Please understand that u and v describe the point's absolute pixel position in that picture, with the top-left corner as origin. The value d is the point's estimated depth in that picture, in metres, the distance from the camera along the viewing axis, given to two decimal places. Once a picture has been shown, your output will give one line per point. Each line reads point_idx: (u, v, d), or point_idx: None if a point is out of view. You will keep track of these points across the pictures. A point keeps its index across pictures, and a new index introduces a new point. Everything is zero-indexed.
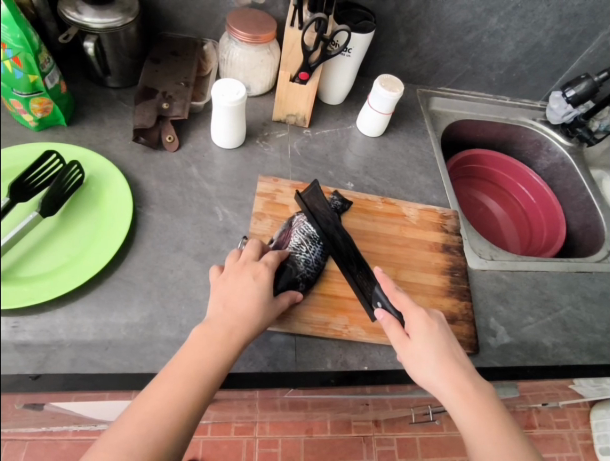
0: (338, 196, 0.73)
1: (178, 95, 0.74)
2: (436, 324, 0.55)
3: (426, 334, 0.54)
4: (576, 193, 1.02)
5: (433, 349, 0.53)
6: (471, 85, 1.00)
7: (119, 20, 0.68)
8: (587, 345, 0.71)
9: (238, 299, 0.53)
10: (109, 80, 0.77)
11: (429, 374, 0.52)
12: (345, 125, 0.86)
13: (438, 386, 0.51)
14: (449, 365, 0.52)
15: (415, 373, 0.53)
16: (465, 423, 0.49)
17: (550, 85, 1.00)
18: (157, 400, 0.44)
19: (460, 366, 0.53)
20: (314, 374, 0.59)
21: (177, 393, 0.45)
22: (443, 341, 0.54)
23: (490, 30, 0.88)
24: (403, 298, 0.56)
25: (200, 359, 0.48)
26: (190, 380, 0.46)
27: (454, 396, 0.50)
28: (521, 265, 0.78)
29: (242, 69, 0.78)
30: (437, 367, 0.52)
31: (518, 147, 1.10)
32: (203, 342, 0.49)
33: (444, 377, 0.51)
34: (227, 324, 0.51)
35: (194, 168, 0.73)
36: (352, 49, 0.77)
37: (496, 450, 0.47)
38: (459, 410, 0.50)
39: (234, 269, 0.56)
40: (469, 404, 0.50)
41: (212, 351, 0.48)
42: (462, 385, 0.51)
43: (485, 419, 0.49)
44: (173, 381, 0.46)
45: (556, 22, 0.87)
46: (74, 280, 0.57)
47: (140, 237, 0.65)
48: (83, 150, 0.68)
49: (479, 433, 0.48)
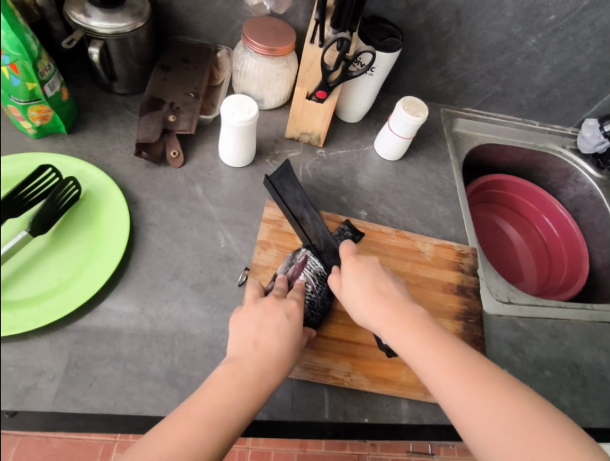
0: (349, 227, 0.68)
1: (186, 107, 0.69)
2: (362, 264, 0.57)
3: (353, 275, 0.56)
4: (603, 229, 0.96)
5: (360, 284, 0.55)
6: (499, 108, 0.94)
7: (129, 25, 0.64)
8: (607, 406, 0.66)
9: (269, 339, 0.49)
10: (115, 86, 0.73)
11: (361, 311, 0.54)
12: (361, 145, 0.81)
13: (370, 323, 0.53)
14: (376, 296, 0.54)
15: (353, 316, 0.55)
16: (398, 342, 0.50)
17: (585, 112, 0.94)
18: (173, 440, 0.40)
19: (386, 296, 0.54)
20: (311, 425, 0.55)
21: (196, 435, 0.40)
22: (369, 277, 0.56)
23: (526, 51, 0.81)
24: (343, 249, 0.59)
25: (222, 403, 0.43)
26: (211, 424, 0.41)
27: (383, 321, 0.52)
28: (540, 311, 0.73)
29: (255, 81, 0.73)
30: (364, 300, 0.54)
31: (544, 175, 1.03)
32: (229, 383, 0.44)
33: (370, 310, 0.53)
34: (258, 365, 0.46)
35: (198, 186, 0.69)
36: (376, 69, 0.72)
37: (426, 363, 0.48)
38: (387, 333, 0.51)
39: (265, 303, 0.52)
40: (396, 329, 0.51)
41: (238, 396, 0.44)
42: (390, 309, 0.52)
43: (411, 336, 0.50)
44: (194, 425, 0.41)
45: (598, 48, 0.80)
46: (63, 309, 0.53)
47: (136, 262, 0.61)
48: (82, 163, 0.64)
49: (408, 351, 0.49)
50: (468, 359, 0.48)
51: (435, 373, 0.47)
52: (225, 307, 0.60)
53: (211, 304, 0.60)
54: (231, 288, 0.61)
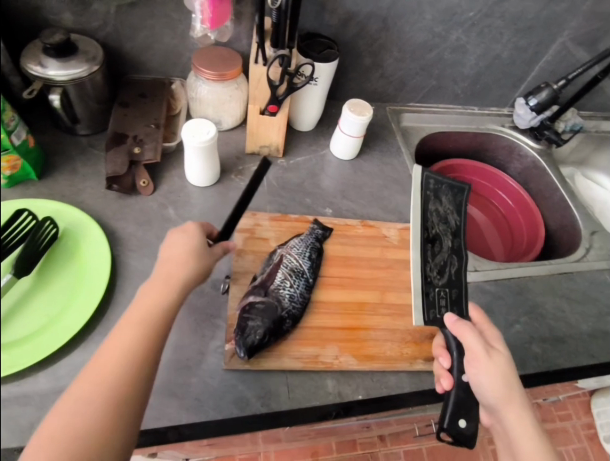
0: (434, 176, 0.65)
1: (149, 137, 0.74)
2: (502, 340, 0.59)
3: (499, 347, 0.58)
4: (550, 193, 1.05)
5: (506, 357, 0.56)
6: (439, 99, 1.02)
7: (85, 69, 0.68)
8: (576, 347, 0.72)
9: (176, 257, 0.52)
10: (79, 128, 0.77)
11: (508, 378, 0.55)
12: (318, 150, 0.87)
13: (492, 399, 0.54)
14: (516, 377, 0.56)
15: (474, 384, 0.56)
16: (512, 425, 0.53)
17: (514, 92, 1.03)
18: (72, 406, 0.40)
19: (518, 388, 0.55)
20: (310, 410, 0.59)
21: (97, 393, 0.40)
22: (509, 366, 0.56)
23: (451, 46, 0.90)
24: (463, 327, 0.58)
25: (120, 336, 0.44)
26: (112, 360, 0.42)
27: (519, 404, 0.54)
28: (504, 274, 0.79)
29: (211, 105, 0.79)
30: (499, 381, 0.54)
31: (491, 154, 1.12)
32: (131, 322, 0.45)
33: (502, 395, 0.54)
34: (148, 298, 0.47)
35: (170, 209, 0.73)
36: (319, 78, 0.78)
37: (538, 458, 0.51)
38: (507, 410, 0.54)
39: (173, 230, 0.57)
40: (518, 422, 0.53)
41: (141, 331, 0.45)
42: (519, 408, 0.54)
43: (528, 431, 0.53)
44: (98, 369, 0.42)
45: (512, 35, 0.90)
46: (59, 340, 0.56)
47: (121, 287, 0.64)
48: (55, 203, 0.67)
49: (522, 440, 0.52)
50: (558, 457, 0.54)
51: None
52: (213, 316, 0.63)
53: (199, 314, 0.63)
54: (216, 297, 0.65)
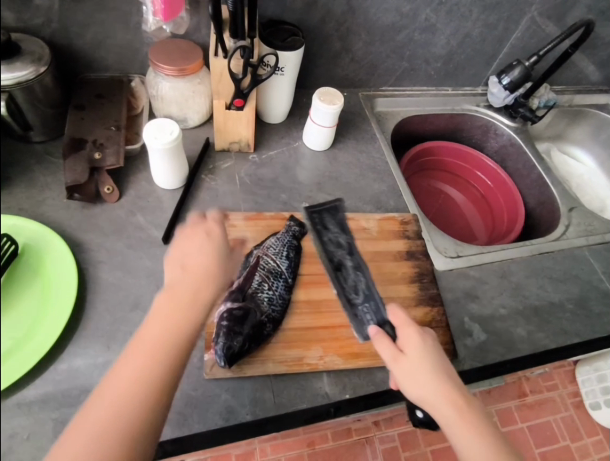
0: (315, 210, 0.74)
1: (110, 141, 0.70)
2: (430, 340, 0.54)
3: (421, 351, 0.52)
4: (528, 171, 1.04)
5: (429, 363, 0.51)
6: (412, 81, 1.00)
7: (32, 71, 0.63)
8: (560, 326, 0.73)
9: (199, 259, 0.48)
10: (32, 135, 0.72)
11: (435, 388, 0.49)
12: (291, 142, 0.84)
13: (431, 401, 0.49)
14: (446, 379, 0.50)
15: (409, 391, 0.50)
16: (456, 434, 0.47)
17: (487, 70, 1.01)
18: (109, 403, 0.38)
19: (455, 385, 0.50)
20: (297, 414, 0.57)
21: (130, 392, 0.39)
22: (437, 359, 0.52)
23: (420, 26, 0.87)
24: (397, 316, 0.56)
25: (158, 336, 0.41)
26: (159, 360, 0.40)
27: (456, 412, 0.48)
28: (486, 258, 0.78)
29: (174, 102, 0.75)
30: (430, 380, 0.50)
31: (468, 134, 1.11)
32: (160, 314, 0.43)
33: (440, 394, 0.49)
34: (190, 287, 0.45)
35: (139, 215, 0.69)
36: (285, 68, 0.74)
37: None
38: (448, 415, 0.48)
39: (187, 230, 0.51)
40: (464, 423, 0.47)
41: (170, 324, 0.42)
42: (462, 406, 0.48)
43: (476, 432, 0.47)
44: (135, 381, 0.39)
45: (482, 11, 0.87)
46: (23, 366, 0.52)
47: (91, 302, 0.61)
48: (12, 218, 0.62)
49: (470, 445, 0.46)
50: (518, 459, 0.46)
51: None
52: None
53: None
54: None
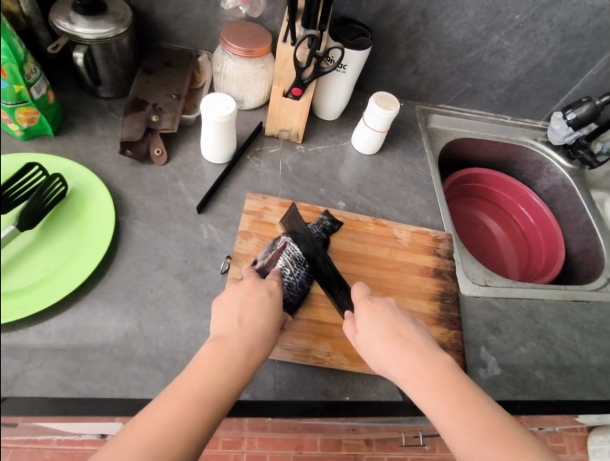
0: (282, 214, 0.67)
1: (169, 107, 0.73)
2: (380, 307, 0.55)
3: (369, 318, 0.54)
4: (576, 216, 1.00)
5: (378, 329, 0.53)
6: (471, 103, 0.98)
7: (112, 30, 0.67)
8: (582, 379, 0.69)
9: (253, 316, 0.52)
10: (100, 90, 0.76)
11: (385, 355, 0.51)
12: (340, 141, 0.85)
13: (385, 365, 0.51)
14: (396, 341, 0.52)
15: (368, 359, 0.53)
16: (410, 388, 0.48)
17: (553, 105, 0.98)
18: (185, 390, 0.44)
19: (405, 342, 0.52)
20: (293, 404, 0.57)
21: (193, 399, 0.43)
22: (388, 321, 0.54)
23: (491, 48, 0.86)
24: (355, 291, 0.58)
25: (219, 376, 0.46)
26: (227, 366, 0.47)
27: (407, 371, 0.49)
28: (516, 292, 0.75)
29: (235, 82, 0.77)
30: (380, 341, 0.52)
31: (519, 168, 1.07)
32: (214, 359, 0.47)
33: (389, 355, 0.51)
34: (245, 338, 0.50)
35: (181, 182, 0.72)
36: (347, 66, 0.75)
37: (442, 410, 0.45)
38: (400, 373, 0.49)
39: (247, 284, 0.56)
40: (413, 376, 0.48)
41: (227, 373, 0.46)
42: (410, 360, 0.50)
43: (426, 382, 0.48)
44: (207, 381, 0.45)
45: (558, 42, 0.85)
46: (49, 299, 0.55)
47: (121, 253, 0.63)
48: (67, 162, 0.66)
49: (423, 397, 0.47)
50: (485, 408, 0.45)
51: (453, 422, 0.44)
52: (209, 294, 0.62)
53: (195, 291, 0.62)
54: (214, 276, 0.64)
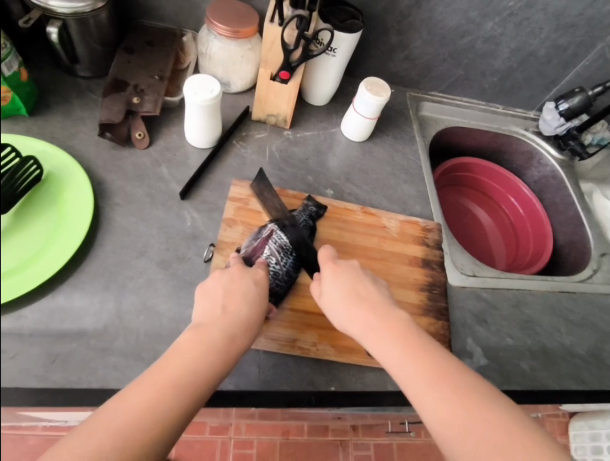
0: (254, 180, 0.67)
1: (151, 89, 0.70)
2: (343, 267, 0.55)
3: (332, 279, 0.54)
4: (565, 207, 1.00)
5: (340, 289, 0.53)
6: (463, 91, 0.96)
7: (89, 5, 0.62)
8: (566, 369, 0.69)
9: (238, 305, 0.51)
10: (78, 69, 0.72)
11: (346, 314, 0.51)
12: (329, 127, 0.82)
13: (347, 325, 0.51)
14: (357, 300, 0.52)
15: (332, 319, 0.53)
16: (372, 344, 0.49)
17: (545, 95, 0.97)
18: (161, 376, 0.42)
19: (367, 301, 0.52)
20: (278, 394, 0.56)
21: (171, 386, 0.42)
22: (351, 281, 0.54)
23: (485, 35, 0.84)
24: (322, 253, 0.57)
25: (200, 364, 0.44)
26: (208, 355, 0.45)
27: (367, 328, 0.49)
28: (503, 283, 0.75)
29: (221, 63, 0.74)
30: (342, 301, 0.52)
31: (510, 158, 1.07)
32: (194, 346, 0.45)
33: (350, 314, 0.51)
34: (228, 328, 0.48)
35: (164, 167, 0.69)
36: (337, 49, 0.73)
37: (401, 364, 0.46)
38: (360, 331, 0.50)
39: (233, 271, 0.54)
40: (373, 332, 0.49)
41: (207, 361, 0.45)
42: (371, 318, 0.50)
43: (384, 337, 0.48)
44: (187, 368, 0.43)
45: (553, 31, 0.83)
46: (18, 289, 0.52)
47: (100, 241, 0.60)
48: (42, 145, 0.63)
49: (382, 351, 0.47)
50: (442, 360, 0.46)
51: (410, 374, 0.45)
52: (192, 283, 0.60)
53: (177, 280, 0.60)
54: (197, 265, 0.62)
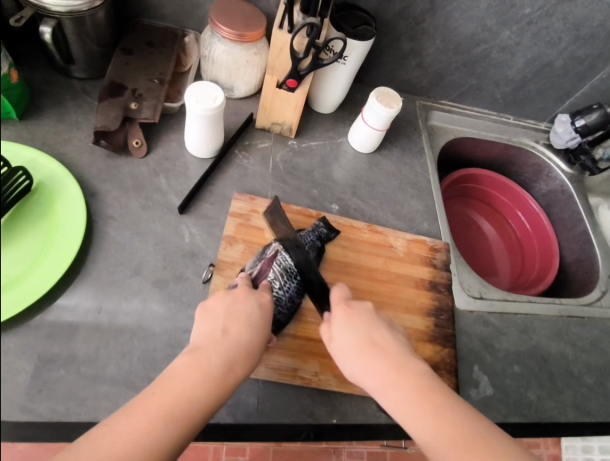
0: None
1: (150, 94, 0.66)
2: (356, 312, 0.52)
3: (345, 324, 0.50)
4: (573, 224, 0.97)
5: (353, 336, 0.49)
6: (475, 101, 0.93)
7: (86, 3, 0.58)
8: (573, 399, 0.67)
9: (240, 328, 0.48)
10: (73, 70, 0.68)
11: (360, 364, 0.48)
12: (335, 137, 0.79)
13: (360, 375, 0.47)
14: (371, 349, 0.48)
15: (343, 369, 0.49)
16: (387, 399, 0.45)
17: (557, 107, 0.94)
18: (153, 403, 0.39)
19: (381, 350, 0.48)
20: (277, 427, 0.53)
21: (163, 415, 0.39)
22: (364, 327, 0.50)
23: (501, 44, 0.81)
24: (332, 294, 0.54)
25: (195, 393, 0.41)
26: (205, 383, 0.42)
27: (382, 382, 0.46)
28: (511, 307, 0.73)
29: (225, 68, 0.70)
30: (356, 350, 0.48)
31: (518, 170, 1.04)
32: (190, 371, 0.42)
33: (363, 364, 0.47)
34: (228, 354, 0.45)
35: (162, 178, 0.66)
36: (349, 57, 0.69)
37: (421, 424, 0.42)
38: (374, 383, 0.46)
39: (237, 292, 0.51)
40: (388, 386, 0.45)
41: (203, 388, 0.42)
42: (387, 369, 0.46)
43: (401, 392, 0.44)
44: (181, 395, 0.41)
45: (571, 42, 0.80)
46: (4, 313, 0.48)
47: (92, 257, 0.57)
48: (33, 153, 0.59)
49: (399, 408, 0.44)
50: (462, 417, 0.42)
51: (431, 436, 0.41)
52: (189, 305, 0.57)
53: (174, 301, 0.57)
54: (195, 285, 0.59)
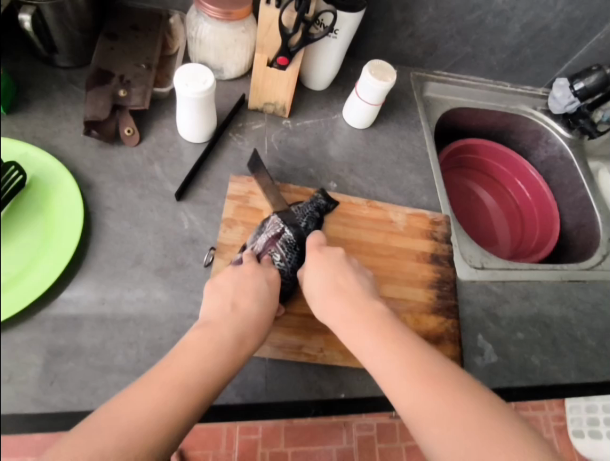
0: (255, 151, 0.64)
1: (138, 80, 0.64)
2: (326, 256, 0.55)
3: (316, 265, 0.54)
4: (573, 189, 0.96)
5: (322, 278, 0.53)
6: (470, 70, 0.91)
7: None
8: (576, 363, 0.68)
9: (248, 303, 0.48)
10: (57, 59, 0.66)
11: (346, 330, 0.49)
12: (329, 114, 0.78)
13: (330, 318, 0.51)
14: (334, 292, 0.52)
15: (314, 309, 0.53)
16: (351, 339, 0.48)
17: (555, 71, 0.92)
18: (168, 373, 0.40)
19: (349, 295, 0.51)
20: (287, 405, 0.54)
21: (178, 384, 0.40)
22: (332, 268, 0.54)
23: (495, 9, 0.78)
24: (312, 241, 0.57)
25: (209, 364, 0.42)
26: (219, 355, 0.43)
27: (342, 318, 0.50)
28: (513, 275, 0.73)
29: (213, 48, 0.68)
30: (326, 295, 0.52)
31: (516, 137, 1.02)
32: (201, 344, 0.43)
33: (333, 306, 0.51)
34: (239, 329, 0.46)
35: (156, 165, 0.65)
36: (339, 31, 0.67)
37: (381, 356, 0.45)
38: (343, 324, 0.49)
39: (244, 268, 0.52)
40: (360, 331, 0.48)
41: (218, 359, 0.43)
42: (353, 312, 0.50)
43: (370, 330, 0.47)
44: (195, 365, 0.41)
45: (568, 3, 0.78)
46: (8, 311, 0.49)
47: (93, 250, 0.57)
48: (24, 147, 0.58)
49: (362, 342, 0.47)
50: (422, 355, 0.45)
51: (388, 364, 0.44)
52: (192, 291, 0.58)
53: (177, 289, 0.57)
54: (198, 271, 0.59)
